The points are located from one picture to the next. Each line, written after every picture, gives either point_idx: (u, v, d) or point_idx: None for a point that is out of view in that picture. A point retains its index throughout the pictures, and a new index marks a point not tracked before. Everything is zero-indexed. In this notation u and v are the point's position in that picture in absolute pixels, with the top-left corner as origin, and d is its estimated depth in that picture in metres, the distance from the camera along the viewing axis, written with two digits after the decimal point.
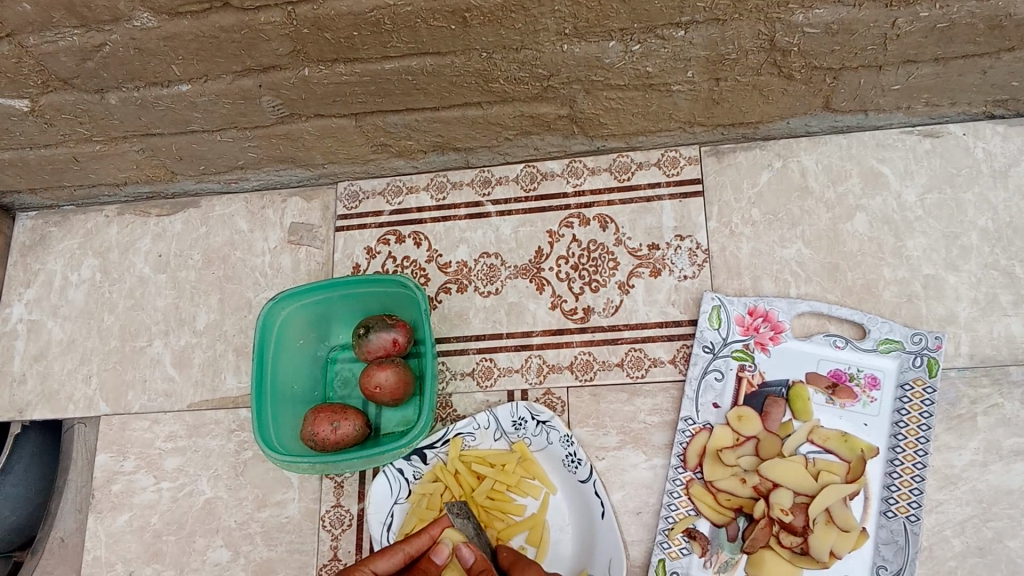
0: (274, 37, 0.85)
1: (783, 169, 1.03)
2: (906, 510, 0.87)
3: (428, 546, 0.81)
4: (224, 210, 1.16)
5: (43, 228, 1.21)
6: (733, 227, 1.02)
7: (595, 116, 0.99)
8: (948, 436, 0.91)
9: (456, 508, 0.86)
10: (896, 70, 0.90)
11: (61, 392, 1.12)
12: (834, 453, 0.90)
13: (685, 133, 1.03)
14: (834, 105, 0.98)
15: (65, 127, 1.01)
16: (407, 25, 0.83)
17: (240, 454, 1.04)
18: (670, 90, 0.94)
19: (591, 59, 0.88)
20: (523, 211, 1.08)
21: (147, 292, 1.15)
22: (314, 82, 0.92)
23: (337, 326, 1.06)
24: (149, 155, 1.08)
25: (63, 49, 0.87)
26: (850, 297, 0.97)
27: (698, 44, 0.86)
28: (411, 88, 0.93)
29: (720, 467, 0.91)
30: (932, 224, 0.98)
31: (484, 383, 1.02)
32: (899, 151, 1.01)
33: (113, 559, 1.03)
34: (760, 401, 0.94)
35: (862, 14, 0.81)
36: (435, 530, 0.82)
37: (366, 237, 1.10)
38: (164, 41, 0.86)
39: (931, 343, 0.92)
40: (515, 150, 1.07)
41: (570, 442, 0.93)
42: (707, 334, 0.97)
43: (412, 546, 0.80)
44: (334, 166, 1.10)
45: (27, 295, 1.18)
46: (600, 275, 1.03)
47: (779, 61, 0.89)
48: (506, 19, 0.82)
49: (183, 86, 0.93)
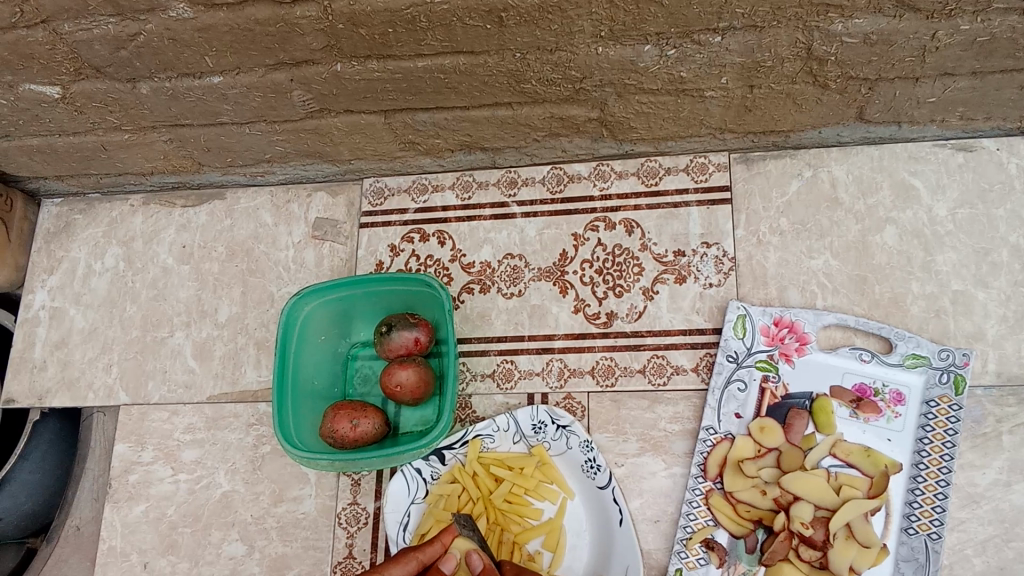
0: (309, 32, 0.84)
1: (812, 179, 1.02)
2: (928, 528, 0.86)
3: (440, 555, 0.79)
4: (249, 203, 1.16)
5: (68, 215, 1.21)
6: (760, 236, 1.01)
7: (625, 120, 0.98)
8: (973, 454, 0.90)
9: (462, 519, 0.85)
10: (933, 82, 0.89)
11: (81, 380, 1.13)
12: (856, 467, 0.89)
13: (715, 140, 1.03)
14: (867, 116, 0.97)
15: (94, 115, 1.02)
16: (442, 23, 0.83)
17: (258, 448, 1.04)
18: (702, 96, 0.93)
19: (624, 63, 0.88)
20: (548, 213, 1.07)
21: (169, 282, 1.15)
22: (346, 77, 0.91)
23: (359, 323, 1.05)
24: (176, 145, 1.08)
25: (97, 37, 0.87)
26: (877, 310, 0.96)
27: (734, 51, 0.85)
28: (442, 86, 0.93)
29: (741, 478, 0.90)
30: (962, 239, 0.97)
31: (504, 385, 1.01)
32: (931, 164, 1.00)
33: (128, 549, 1.03)
34: (783, 413, 0.93)
35: (901, 25, 0.80)
36: (446, 538, 0.80)
37: (389, 234, 1.10)
38: (199, 33, 0.86)
39: (958, 359, 0.90)
40: (543, 151, 1.07)
41: (590, 448, 0.92)
42: (731, 343, 0.96)
43: (424, 554, 0.79)
44: (360, 162, 1.10)
45: (50, 282, 1.19)
46: (624, 280, 1.02)
47: (815, 69, 0.88)
48: (542, 19, 0.81)
49: (216, 78, 0.93)
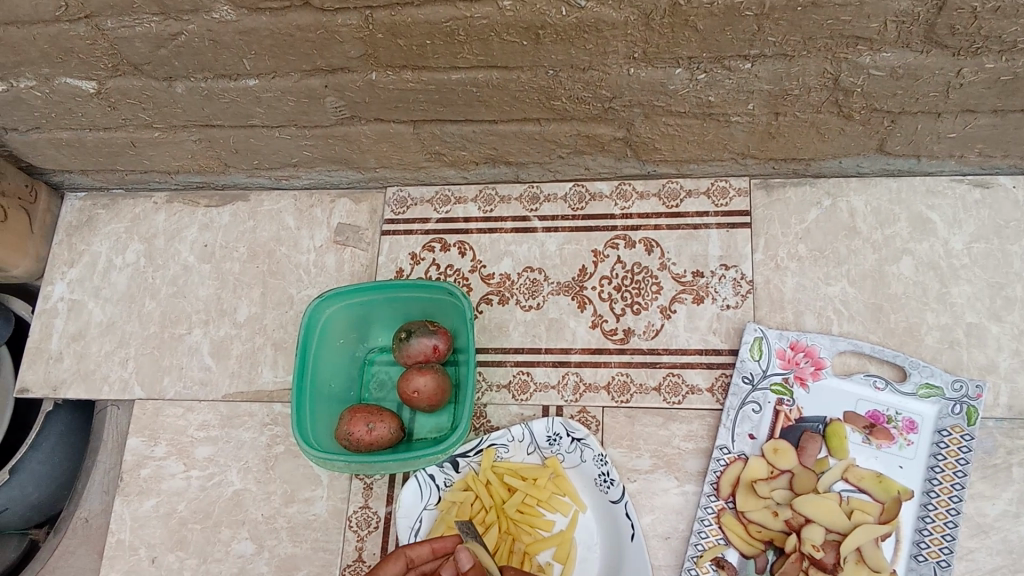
0: (348, 40, 0.86)
1: (832, 208, 1.04)
2: (937, 555, 0.87)
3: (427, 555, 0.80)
4: (272, 206, 1.18)
5: (91, 210, 1.23)
6: (778, 261, 1.03)
7: (650, 141, 1.00)
8: (982, 485, 0.91)
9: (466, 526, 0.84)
10: (955, 118, 0.91)
11: (96, 372, 1.13)
12: (868, 492, 0.90)
13: (737, 164, 1.04)
14: (888, 148, 0.99)
15: (127, 111, 1.03)
16: (480, 37, 0.84)
17: (271, 448, 1.04)
18: (728, 121, 0.95)
19: (655, 85, 0.89)
20: (569, 229, 1.09)
21: (189, 280, 1.16)
22: (380, 87, 0.93)
23: (377, 329, 1.07)
24: (205, 146, 1.09)
25: (139, 35, 0.88)
26: (891, 338, 0.97)
27: (764, 78, 0.87)
28: (473, 100, 0.95)
29: (753, 499, 0.91)
30: (977, 273, 0.99)
31: (519, 397, 1.02)
32: (949, 198, 1.02)
33: (136, 544, 1.03)
34: (796, 435, 0.94)
35: (928, 60, 0.82)
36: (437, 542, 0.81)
37: (411, 243, 1.11)
38: (240, 36, 0.87)
39: (972, 391, 0.91)
40: (566, 168, 1.08)
41: (604, 462, 0.93)
42: (747, 365, 0.97)
43: (413, 553, 0.80)
44: (385, 171, 1.12)
45: (70, 274, 1.20)
46: (643, 297, 1.04)
47: (841, 100, 0.90)
48: (578, 38, 0.83)
49: (251, 81, 0.94)
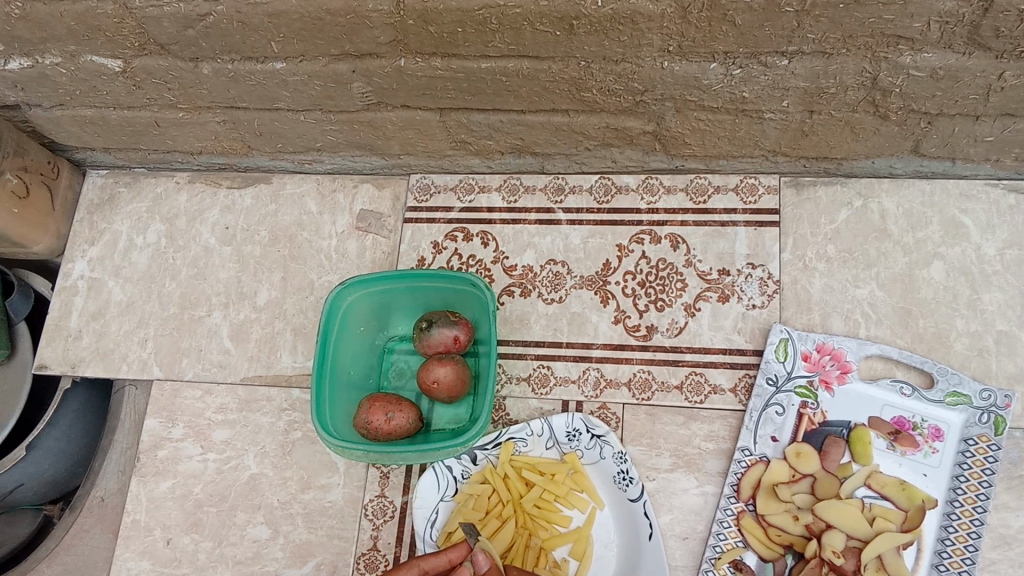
0: (379, 25, 0.84)
1: (862, 209, 1.02)
2: (959, 565, 0.86)
3: (442, 567, 0.82)
4: (294, 189, 1.17)
5: (113, 187, 1.23)
6: (806, 261, 1.01)
7: (680, 135, 0.98)
8: (1008, 496, 0.89)
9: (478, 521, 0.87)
10: (993, 121, 0.89)
11: (116, 352, 1.13)
12: (890, 500, 0.89)
13: (767, 162, 1.03)
14: (923, 150, 0.97)
15: (152, 91, 1.02)
16: (512, 27, 0.82)
17: (289, 434, 1.04)
18: (761, 117, 0.93)
19: (688, 79, 0.88)
20: (594, 222, 1.08)
21: (210, 262, 1.15)
22: (408, 73, 0.92)
23: (397, 318, 1.06)
24: (229, 127, 1.08)
25: (167, 15, 0.87)
26: (919, 344, 0.96)
27: (800, 75, 0.85)
28: (502, 89, 0.93)
29: (774, 502, 0.90)
30: (1010, 280, 0.97)
31: (539, 390, 1.01)
32: (982, 203, 1.00)
33: (152, 525, 1.03)
34: (820, 439, 0.92)
35: (970, 62, 0.80)
36: (454, 554, 0.82)
37: (433, 231, 1.10)
38: (269, 18, 0.86)
39: (999, 401, 0.89)
40: (592, 160, 1.07)
41: (624, 460, 0.92)
42: (772, 366, 0.96)
43: (428, 564, 0.81)
44: (410, 158, 1.11)
45: (90, 253, 1.20)
46: (667, 294, 1.02)
47: (878, 100, 0.88)
48: (613, 30, 0.82)
49: (278, 64, 0.93)
